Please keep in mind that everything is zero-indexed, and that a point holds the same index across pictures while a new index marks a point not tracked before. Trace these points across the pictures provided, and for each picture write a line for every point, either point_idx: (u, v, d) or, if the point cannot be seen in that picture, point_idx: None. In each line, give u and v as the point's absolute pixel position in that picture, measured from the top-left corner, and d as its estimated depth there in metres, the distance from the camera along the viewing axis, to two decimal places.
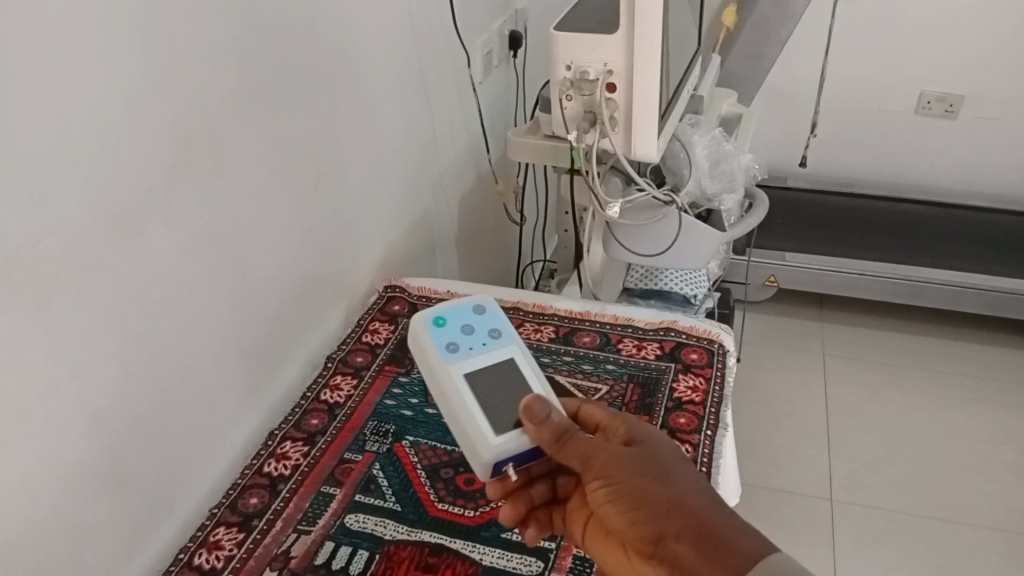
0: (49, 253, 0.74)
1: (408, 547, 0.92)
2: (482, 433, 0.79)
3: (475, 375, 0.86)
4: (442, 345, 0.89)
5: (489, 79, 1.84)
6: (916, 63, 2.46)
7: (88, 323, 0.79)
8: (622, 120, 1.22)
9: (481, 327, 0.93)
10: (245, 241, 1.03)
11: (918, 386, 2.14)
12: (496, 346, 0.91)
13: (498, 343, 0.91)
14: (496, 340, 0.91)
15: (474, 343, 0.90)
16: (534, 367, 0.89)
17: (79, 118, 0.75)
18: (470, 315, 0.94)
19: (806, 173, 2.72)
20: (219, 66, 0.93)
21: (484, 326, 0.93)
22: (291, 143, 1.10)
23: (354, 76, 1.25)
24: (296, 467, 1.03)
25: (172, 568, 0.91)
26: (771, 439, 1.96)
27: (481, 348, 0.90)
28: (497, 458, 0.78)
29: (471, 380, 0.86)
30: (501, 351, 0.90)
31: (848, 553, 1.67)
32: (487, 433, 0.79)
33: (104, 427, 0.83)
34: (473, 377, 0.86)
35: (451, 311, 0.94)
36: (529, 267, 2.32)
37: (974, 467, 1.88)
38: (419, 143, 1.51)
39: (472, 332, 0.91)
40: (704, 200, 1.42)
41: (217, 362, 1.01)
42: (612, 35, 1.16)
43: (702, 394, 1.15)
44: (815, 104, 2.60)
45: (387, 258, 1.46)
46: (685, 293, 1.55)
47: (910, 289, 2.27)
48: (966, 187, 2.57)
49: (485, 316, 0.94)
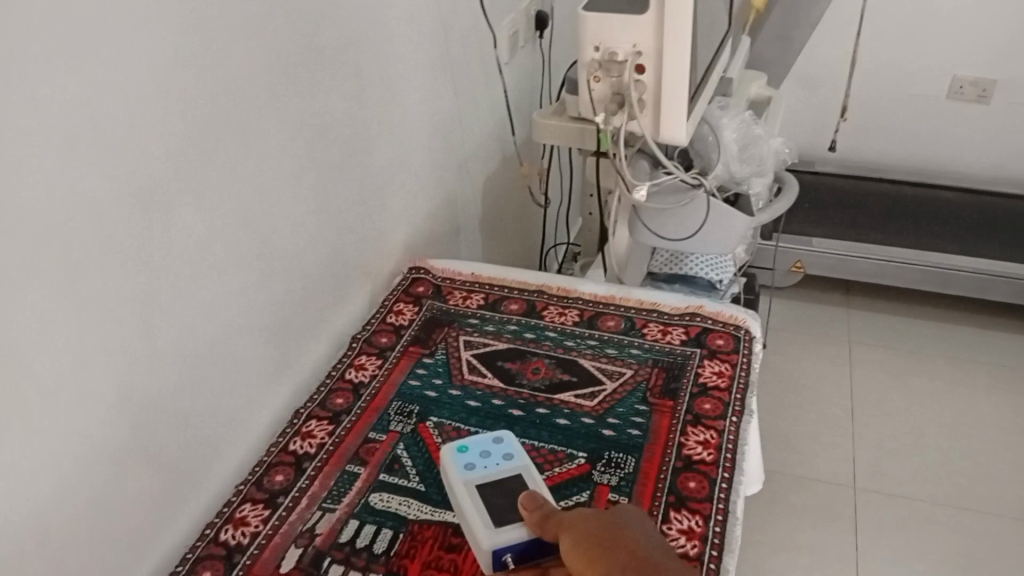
0: (80, 232, 0.74)
1: (432, 527, 0.92)
2: (480, 532, 0.80)
3: (487, 489, 0.87)
4: (457, 466, 0.89)
5: (515, 60, 1.82)
6: (950, 46, 2.41)
7: (118, 301, 0.80)
8: (651, 102, 1.21)
9: (499, 447, 0.92)
10: (273, 221, 1.03)
11: (945, 374, 2.11)
12: (510, 462, 0.91)
13: (511, 461, 0.91)
14: (508, 457, 0.91)
15: (490, 462, 0.90)
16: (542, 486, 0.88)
17: (109, 97, 0.75)
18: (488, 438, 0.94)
19: (835, 158, 2.68)
20: (247, 45, 0.93)
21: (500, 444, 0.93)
22: (317, 124, 1.10)
23: (381, 57, 1.24)
24: (321, 445, 1.04)
25: (198, 543, 0.92)
26: (794, 426, 1.95)
27: (500, 465, 0.90)
28: (497, 544, 0.78)
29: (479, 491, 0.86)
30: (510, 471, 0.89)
31: (870, 541, 1.65)
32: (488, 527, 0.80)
33: (134, 403, 0.84)
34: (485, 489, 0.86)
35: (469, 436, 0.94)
36: (552, 250, 2.31)
37: (1001, 457, 1.85)
38: (444, 124, 1.51)
39: (489, 452, 0.91)
40: (732, 183, 1.39)
41: (246, 341, 1.02)
42: (641, 16, 1.14)
43: (727, 379, 1.14)
44: (845, 88, 2.56)
45: (413, 239, 1.46)
46: (710, 279, 1.54)
47: (938, 277, 2.25)
48: (999, 174, 2.52)
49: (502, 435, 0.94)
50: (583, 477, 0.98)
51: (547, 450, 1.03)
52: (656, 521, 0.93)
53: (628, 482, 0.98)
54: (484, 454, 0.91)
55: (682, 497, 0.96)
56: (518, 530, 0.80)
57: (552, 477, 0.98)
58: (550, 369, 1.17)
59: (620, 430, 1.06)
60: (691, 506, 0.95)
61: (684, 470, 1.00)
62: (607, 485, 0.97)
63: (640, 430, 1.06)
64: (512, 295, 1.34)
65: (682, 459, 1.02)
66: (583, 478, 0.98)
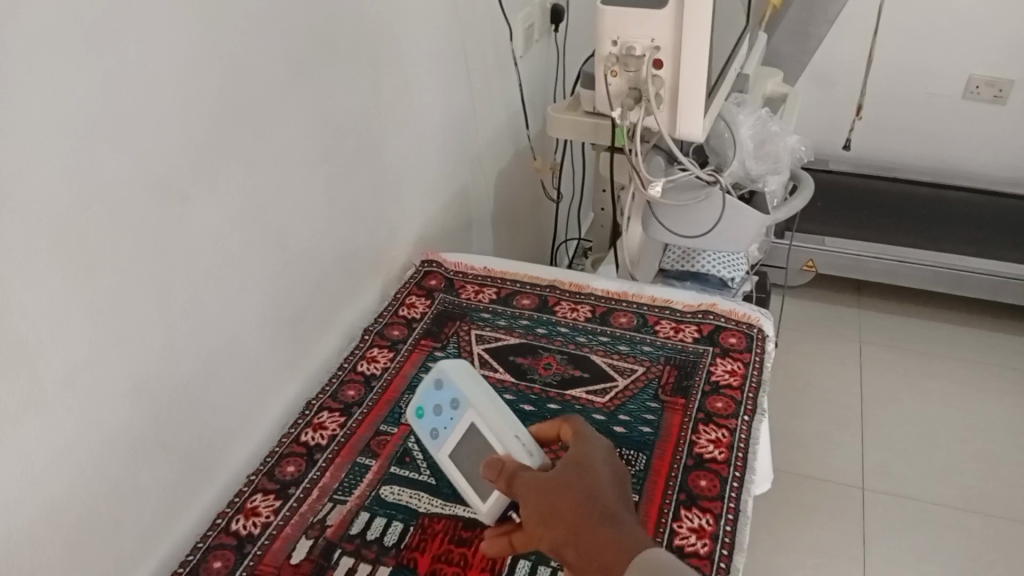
0: (97, 220, 0.74)
1: (443, 520, 0.92)
2: (473, 505, 0.84)
3: (459, 454, 0.85)
4: (424, 440, 0.88)
5: (530, 53, 1.82)
6: (968, 45, 2.38)
7: (135, 290, 0.80)
8: (668, 98, 1.20)
9: (447, 401, 0.86)
10: (288, 212, 1.03)
11: (956, 376, 2.10)
12: (460, 412, 0.85)
13: (460, 411, 0.85)
14: (457, 410, 0.85)
15: (445, 423, 0.86)
16: (495, 427, 0.81)
17: (126, 86, 0.75)
18: (433, 392, 0.88)
19: (850, 156, 2.67)
20: (264, 36, 0.93)
21: (448, 394, 0.87)
22: (333, 115, 1.10)
23: (397, 49, 1.24)
24: (333, 437, 1.04)
25: (209, 533, 0.92)
26: (803, 425, 1.94)
27: (453, 422, 0.85)
28: (491, 515, 0.83)
29: (454, 460, 0.86)
30: (464, 424, 0.84)
31: (879, 542, 1.65)
32: (477, 501, 0.84)
33: (148, 392, 0.85)
34: (460, 453, 0.86)
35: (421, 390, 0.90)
36: (563, 245, 2.31)
37: (1012, 460, 1.84)
38: (459, 117, 1.51)
39: (441, 409, 0.87)
40: (747, 181, 1.39)
41: (259, 332, 1.02)
42: (660, 11, 1.13)
43: (740, 378, 1.14)
44: (860, 86, 2.54)
45: (426, 232, 1.46)
46: (723, 276, 1.52)
47: (952, 278, 2.20)
48: (1016, 175, 2.49)
49: (445, 381, 0.87)
50: None
51: None
52: (666, 519, 0.93)
53: (639, 479, 0.98)
54: (437, 416, 0.87)
55: (693, 496, 0.96)
56: (498, 494, 0.82)
57: None
58: (561, 365, 1.17)
59: (631, 428, 1.05)
60: (702, 505, 0.95)
61: (696, 469, 0.99)
62: None
63: (651, 428, 1.05)
64: (524, 290, 1.34)
65: (693, 458, 1.01)
66: None
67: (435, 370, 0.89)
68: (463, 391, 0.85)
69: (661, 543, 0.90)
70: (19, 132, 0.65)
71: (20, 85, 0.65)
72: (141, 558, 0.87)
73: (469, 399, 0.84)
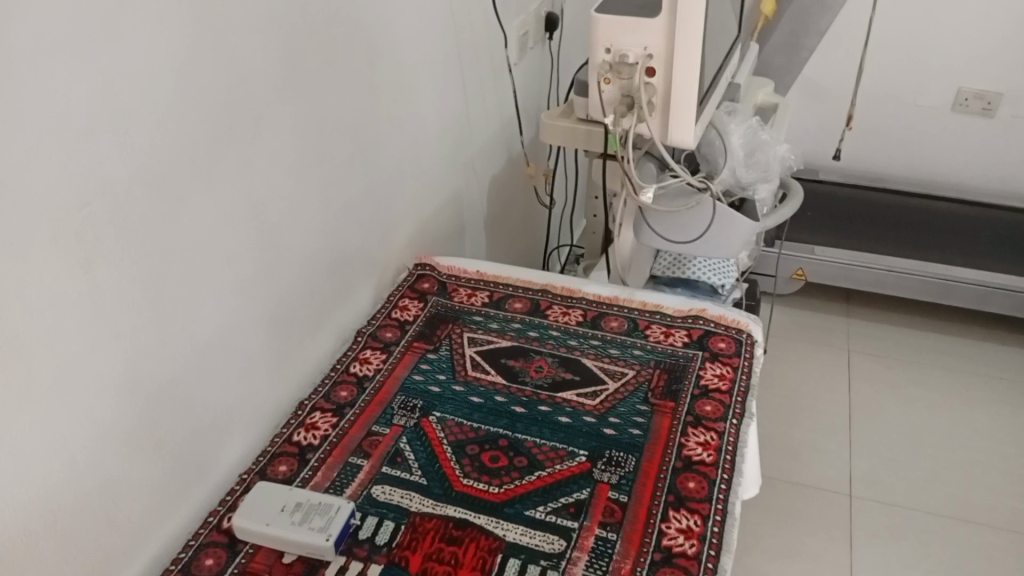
0: (96, 215, 0.75)
1: (433, 519, 0.94)
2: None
3: (313, 524, 0.90)
4: (274, 525, 0.90)
5: (525, 60, 1.83)
6: (957, 58, 2.42)
7: (131, 286, 0.81)
8: (660, 105, 1.22)
9: (286, 499, 0.93)
10: (284, 215, 1.05)
11: (942, 385, 2.12)
12: (301, 500, 0.93)
13: (303, 500, 0.93)
14: (296, 501, 0.93)
15: (286, 509, 0.91)
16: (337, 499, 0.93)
17: (128, 84, 0.76)
18: (269, 500, 0.93)
19: (840, 167, 2.70)
20: (263, 42, 0.94)
21: (283, 497, 0.93)
22: (331, 119, 1.11)
23: (396, 55, 1.25)
24: (325, 437, 1.05)
25: (201, 531, 0.93)
26: (792, 431, 1.96)
27: (297, 507, 0.92)
28: None
29: (312, 526, 0.89)
30: (314, 500, 0.92)
31: (866, 549, 1.66)
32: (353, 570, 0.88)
33: (142, 389, 0.85)
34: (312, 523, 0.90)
35: (260, 508, 0.92)
36: (556, 251, 2.32)
37: (997, 468, 1.86)
38: (454, 121, 1.52)
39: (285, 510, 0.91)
40: (737, 188, 1.40)
41: (253, 330, 1.03)
42: (653, 20, 1.15)
43: (729, 382, 1.15)
44: (851, 97, 2.57)
45: (420, 235, 1.47)
46: (712, 283, 1.54)
47: (939, 288, 2.22)
48: (1005, 187, 2.53)
49: (281, 492, 0.94)
50: (583, 475, 0.99)
51: (548, 447, 1.04)
52: (655, 520, 0.94)
53: (628, 481, 0.99)
54: (282, 510, 0.91)
55: (681, 497, 0.97)
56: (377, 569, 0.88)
57: (553, 474, 1.00)
58: (552, 368, 1.18)
59: (621, 430, 1.06)
60: (690, 506, 0.96)
61: (684, 471, 1.01)
62: (607, 482, 0.98)
63: (641, 430, 1.07)
64: (516, 294, 1.35)
65: (681, 460, 1.02)
66: (583, 475, 0.99)
67: (262, 490, 0.94)
68: (296, 491, 0.94)
69: (649, 543, 0.91)
70: (22, 129, 0.66)
71: (20, 84, 0.66)
72: (133, 554, 0.88)
73: (305, 492, 0.94)
